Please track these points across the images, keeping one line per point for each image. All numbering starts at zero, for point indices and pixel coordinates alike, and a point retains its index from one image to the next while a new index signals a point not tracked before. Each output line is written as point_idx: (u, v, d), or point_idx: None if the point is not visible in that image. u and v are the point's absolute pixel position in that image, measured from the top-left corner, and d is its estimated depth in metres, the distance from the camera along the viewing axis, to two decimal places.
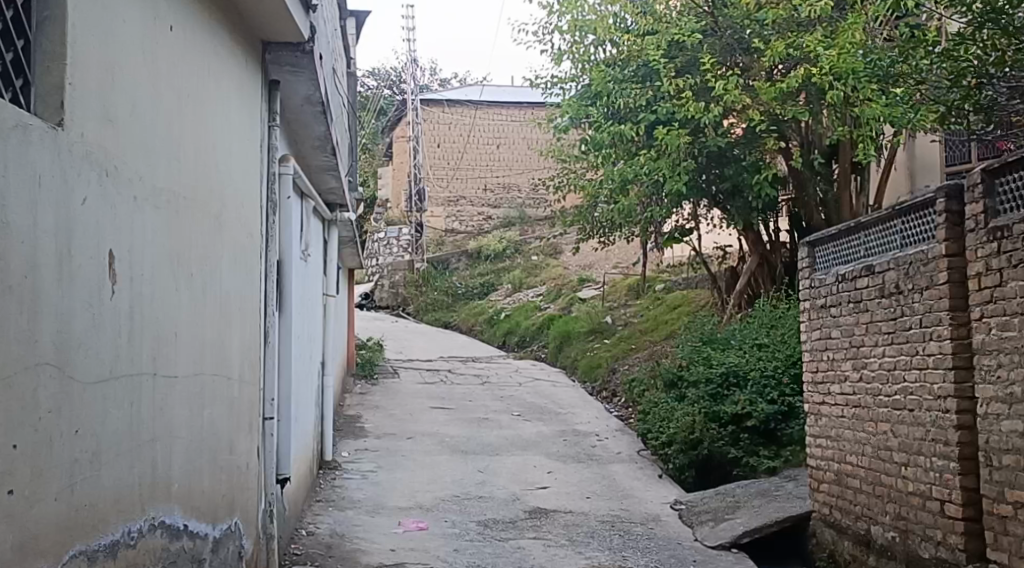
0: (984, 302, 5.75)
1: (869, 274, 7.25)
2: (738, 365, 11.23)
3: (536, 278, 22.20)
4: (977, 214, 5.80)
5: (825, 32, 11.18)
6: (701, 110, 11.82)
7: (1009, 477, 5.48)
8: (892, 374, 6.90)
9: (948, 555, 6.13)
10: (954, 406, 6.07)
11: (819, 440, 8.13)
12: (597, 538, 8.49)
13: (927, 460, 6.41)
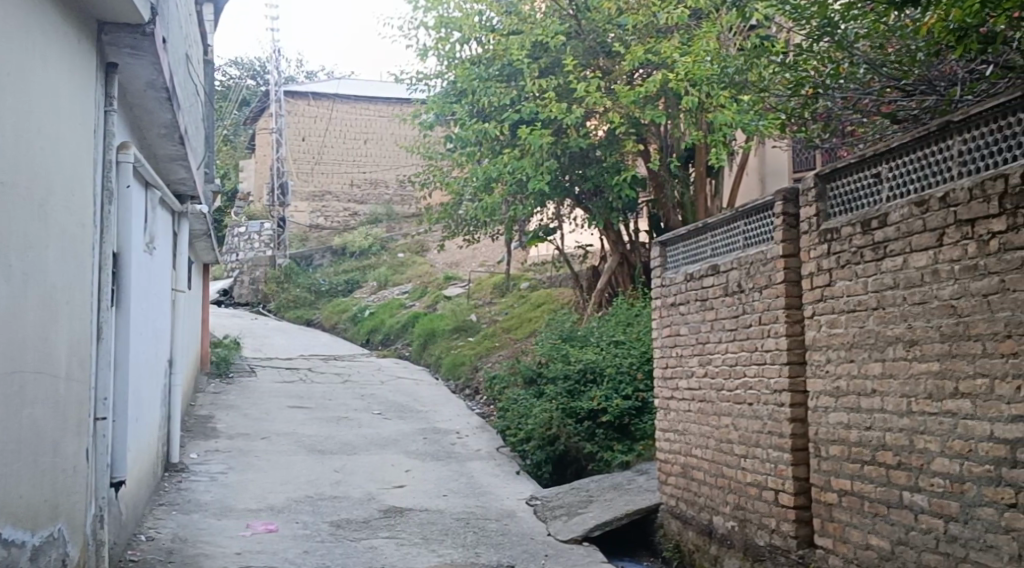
0: (816, 300, 6.01)
1: (715, 274, 7.50)
2: (596, 362, 11.53)
3: (402, 275, 22.07)
4: (810, 216, 6.07)
5: (682, 39, 11.51)
6: (564, 111, 12.00)
7: (835, 466, 5.76)
8: (734, 369, 7.17)
9: (781, 542, 6.40)
10: (788, 400, 6.36)
11: (667, 434, 8.38)
12: (451, 535, 8.50)
13: (764, 451, 6.69)
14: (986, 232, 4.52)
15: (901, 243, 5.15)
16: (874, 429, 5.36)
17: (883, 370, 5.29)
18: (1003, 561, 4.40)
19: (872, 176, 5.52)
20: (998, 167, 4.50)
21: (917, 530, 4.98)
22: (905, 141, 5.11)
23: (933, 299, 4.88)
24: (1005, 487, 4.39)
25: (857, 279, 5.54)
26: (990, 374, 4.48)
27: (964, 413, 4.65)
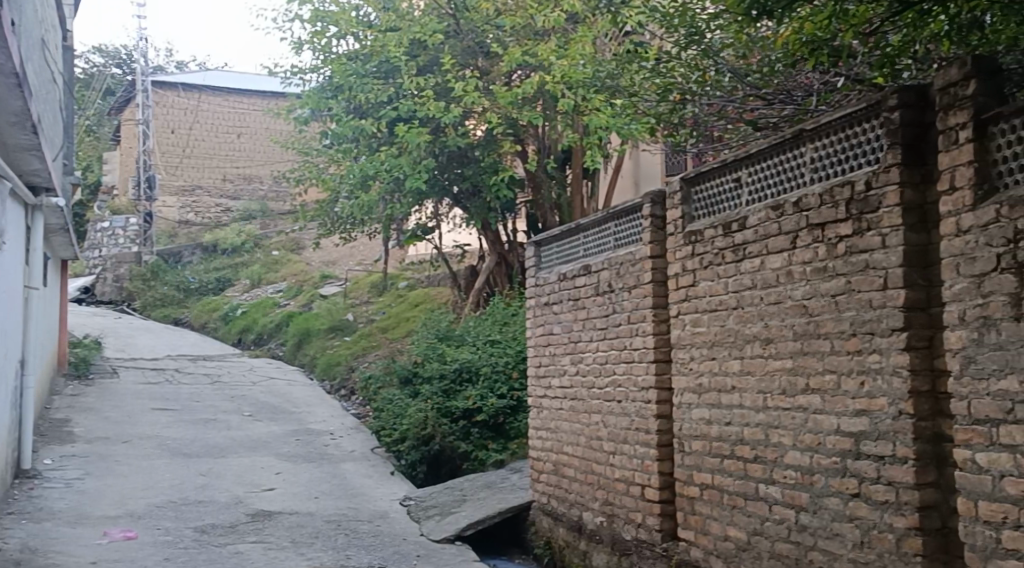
0: (680, 300, 6.17)
1: (586, 273, 7.62)
2: (472, 361, 11.59)
3: (276, 274, 21.59)
4: (676, 219, 6.23)
5: (559, 42, 11.63)
6: (441, 110, 11.98)
7: (698, 461, 5.93)
8: (604, 367, 7.30)
9: (647, 536, 6.55)
10: (654, 396, 6.52)
11: (540, 432, 8.46)
12: (321, 538, 8.35)
13: (631, 447, 6.83)
14: (834, 235, 4.72)
15: (758, 245, 5.33)
16: (733, 424, 5.55)
17: (741, 367, 5.48)
18: (848, 548, 4.61)
19: (733, 180, 5.71)
20: (846, 174, 4.72)
21: (771, 520, 5.17)
22: (764, 148, 5.31)
23: (787, 299, 5.07)
24: (849, 477, 4.60)
25: (718, 279, 5.72)
26: (837, 371, 4.69)
27: (814, 407, 4.86)
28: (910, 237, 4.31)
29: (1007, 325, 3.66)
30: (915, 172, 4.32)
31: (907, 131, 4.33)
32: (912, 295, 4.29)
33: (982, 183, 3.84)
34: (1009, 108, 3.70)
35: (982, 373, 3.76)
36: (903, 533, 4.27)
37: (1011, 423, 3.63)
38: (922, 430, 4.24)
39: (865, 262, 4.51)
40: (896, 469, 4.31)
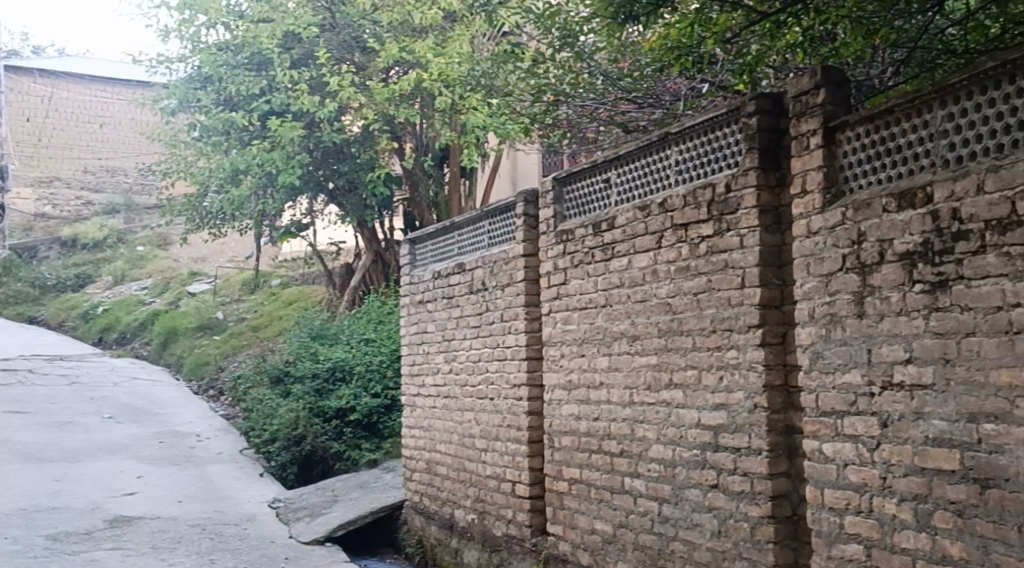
0: (551, 298, 6.24)
1: (459, 271, 7.62)
2: (345, 360, 11.46)
3: (140, 271, 20.80)
4: (548, 218, 6.31)
5: (436, 39, 11.57)
6: (316, 105, 11.79)
7: (567, 457, 6.03)
8: (477, 365, 7.33)
9: (517, 531, 6.61)
10: (526, 393, 6.59)
11: (413, 431, 8.43)
12: (184, 543, 8.10)
13: (502, 444, 6.89)
14: (696, 235, 4.88)
15: (625, 245, 5.45)
16: (601, 420, 5.67)
17: (609, 363, 5.60)
18: (706, 537, 4.76)
19: (603, 181, 5.83)
20: (708, 176, 4.89)
21: (635, 512, 5.31)
22: (631, 149, 5.44)
23: (652, 297, 5.21)
24: (709, 469, 4.76)
25: (588, 277, 5.82)
26: (698, 366, 4.85)
27: (676, 402, 5.01)
28: (766, 238, 4.49)
29: (851, 322, 3.86)
30: (770, 176, 4.51)
31: (763, 137, 4.52)
32: (767, 293, 4.48)
33: (830, 187, 4.03)
34: (855, 117, 3.91)
35: (829, 368, 3.96)
36: (757, 521, 4.45)
37: (854, 415, 3.83)
38: (775, 422, 4.43)
39: (724, 262, 4.68)
40: (751, 460, 4.48)
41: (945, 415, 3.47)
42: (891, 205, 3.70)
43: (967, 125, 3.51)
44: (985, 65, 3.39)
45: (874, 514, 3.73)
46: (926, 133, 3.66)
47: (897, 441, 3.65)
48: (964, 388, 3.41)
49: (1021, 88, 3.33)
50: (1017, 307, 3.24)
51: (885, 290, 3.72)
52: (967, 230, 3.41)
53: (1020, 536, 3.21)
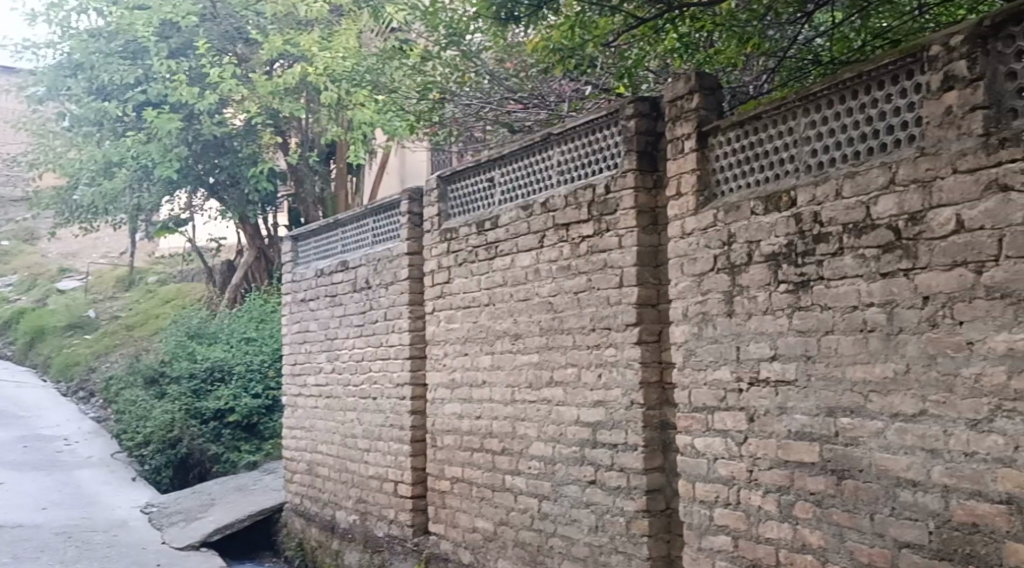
0: (435, 296, 6.23)
1: (343, 269, 7.53)
2: (225, 360, 11.18)
3: (5, 267, 19.77)
4: (432, 216, 6.30)
5: (323, 33, 11.37)
6: (196, 97, 11.45)
7: (449, 455, 6.03)
8: (360, 364, 7.25)
9: (398, 532, 6.58)
10: (409, 392, 6.56)
11: (294, 431, 8.29)
12: (48, 552, 7.74)
13: (385, 444, 6.83)
14: (577, 235, 4.95)
15: (508, 243, 5.49)
16: (483, 418, 5.69)
17: (491, 362, 5.63)
18: (584, 532, 4.84)
19: (487, 180, 5.85)
20: (588, 178, 4.97)
21: (516, 510, 5.35)
22: (515, 149, 5.49)
23: (534, 296, 5.26)
24: (587, 465, 4.84)
25: (472, 276, 5.82)
26: (578, 364, 4.92)
27: (557, 399, 5.07)
28: (643, 239, 4.59)
29: (722, 320, 3.99)
30: (648, 178, 4.61)
31: (641, 139, 4.62)
32: (644, 293, 4.59)
33: (703, 189, 4.16)
34: (726, 122, 4.05)
35: (701, 364, 4.08)
36: (633, 515, 4.54)
37: (723, 410, 3.97)
38: (650, 418, 4.53)
39: (603, 262, 4.76)
40: (628, 456, 4.58)
41: (807, 410, 3.61)
42: (759, 208, 3.84)
43: (828, 133, 3.66)
44: (843, 75, 3.54)
45: (741, 505, 3.87)
46: (792, 139, 3.80)
47: (763, 435, 3.79)
48: (823, 384, 3.56)
49: (876, 99, 3.48)
50: (871, 306, 3.38)
51: (752, 290, 3.86)
52: (827, 233, 3.55)
53: (871, 524, 3.36)
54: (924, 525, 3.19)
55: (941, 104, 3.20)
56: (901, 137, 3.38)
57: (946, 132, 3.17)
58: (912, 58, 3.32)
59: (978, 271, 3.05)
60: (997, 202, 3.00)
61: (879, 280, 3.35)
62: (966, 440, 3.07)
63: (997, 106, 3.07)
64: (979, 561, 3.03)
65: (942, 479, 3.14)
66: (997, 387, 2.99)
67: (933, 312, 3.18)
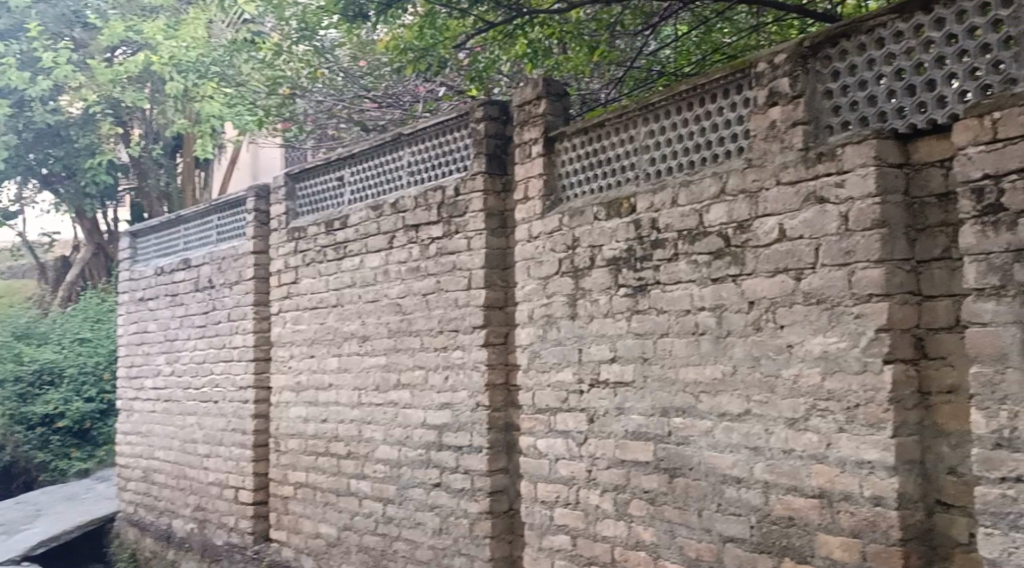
0: (281, 296, 6.08)
1: (184, 267, 7.25)
2: (54, 361, 10.49)
3: None
4: (279, 214, 6.15)
5: (169, 20, 10.91)
6: (27, 81, 10.77)
7: (293, 460, 5.90)
8: (201, 366, 7.00)
9: (239, 539, 6.39)
10: (252, 396, 6.38)
11: (130, 437, 7.92)
12: None
13: (226, 449, 6.62)
14: (427, 236, 4.93)
15: (357, 244, 5.42)
16: (329, 421, 5.59)
17: (338, 364, 5.54)
18: (428, 536, 4.84)
19: (337, 179, 5.77)
20: (438, 180, 4.97)
21: (360, 514, 5.29)
22: (365, 149, 5.44)
23: (382, 297, 5.21)
24: (432, 468, 4.83)
25: (319, 276, 5.72)
26: (425, 366, 4.91)
27: (403, 402, 5.04)
28: (492, 241, 4.63)
29: (565, 322, 4.07)
30: (497, 181, 4.65)
31: (490, 143, 4.65)
32: (492, 295, 4.62)
33: (550, 194, 4.26)
34: (571, 128, 4.15)
35: (545, 366, 4.16)
36: (476, 517, 4.56)
37: (566, 411, 4.05)
38: (496, 420, 4.57)
39: (451, 264, 4.77)
40: (472, 458, 4.60)
41: (643, 410, 3.73)
42: (601, 213, 3.94)
43: (665, 142, 3.79)
44: (680, 87, 3.67)
45: (580, 505, 3.96)
46: (632, 147, 3.92)
47: (602, 436, 3.89)
48: (658, 385, 3.68)
49: (709, 111, 3.62)
50: (702, 310, 3.52)
51: (594, 293, 3.95)
52: (663, 239, 3.68)
53: (700, 520, 3.50)
54: (747, 520, 3.33)
55: (766, 118, 3.36)
56: (731, 148, 3.53)
57: (771, 145, 3.34)
58: (742, 73, 3.48)
59: (797, 278, 3.20)
60: (814, 213, 3.16)
61: (711, 286, 3.49)
62: (785, 438, 3.22)
63: (816, 122, 3.25)
64: (795, 552, 3.18)
65: (763, 475, 3.29)
66: (812, 387, 3.15)
67: (758, 317, 3.33)
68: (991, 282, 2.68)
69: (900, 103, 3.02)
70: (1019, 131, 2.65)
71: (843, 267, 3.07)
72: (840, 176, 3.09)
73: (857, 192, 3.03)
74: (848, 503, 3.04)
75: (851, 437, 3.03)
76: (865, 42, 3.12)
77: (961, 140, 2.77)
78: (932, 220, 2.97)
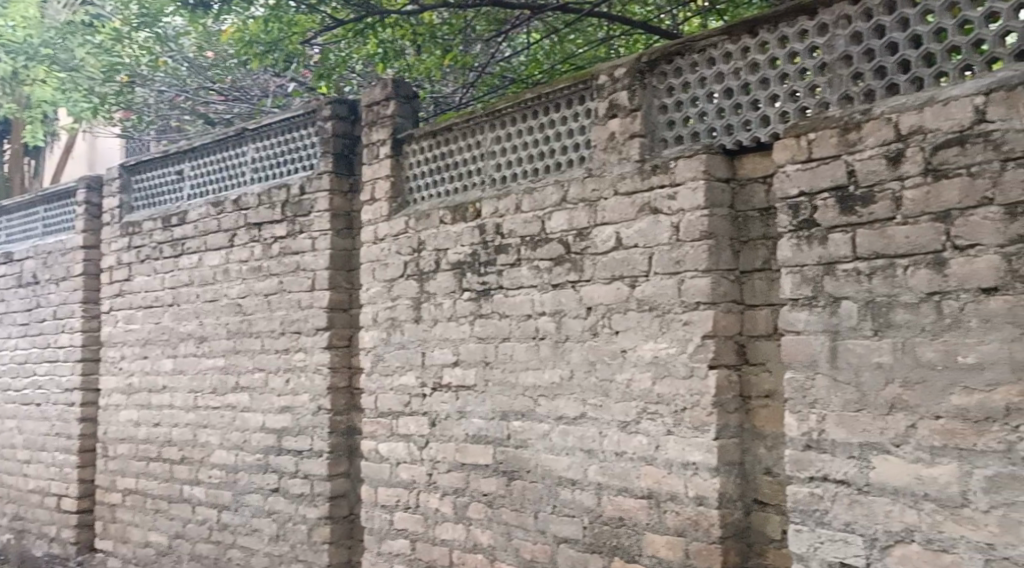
0: (113, 294, 5.80)
1: (6, 261, 6.80)
2: None
3: None
4: (112, 208, 5.87)
5: None
6: None
7: (122, 466, 5.64)
8: (23, 367, 6.59)
9: (60, 550, 6.04)
10: (78, 399, 6.04)
11: None
12: None
13: (49, 454, 6.25)
14: (269, 235, 4.81)
15: (195, 242, 5.23)
16: (162, 425, 5.38)
17: (173, 366, 5.33)
18: (264, 543, 4.72)
19: (177, 173, 5.56)
20: (283, 178, 4.87)
21: (193, 522, 5.11)
22: (207, 143, 5.27)
23: (221, 297, 5.05)
24: (270, 473, 4.72)
25: (154, 274, 5.48)
26: (265, 369, 4.79)
27: (241, 405, 4.90)
28: (337, 242, 4.56)
29: (409, 325, 4.06)
30: (343, 182, 4.60)
31: (337, 142, 4.59)
32: (336, 297, 4.55)
33: (396, 196, 4.25)
34: (420, 131, 4.16)
35: (388, 370, 4.14)
36: (314, 522, 4.48)
37: (408, 415, 4.05)
38: (337, 424, 4.50)
39: (294, 264, 4.67)
40: (312, 462, 4.52)
41: (483, 414, 3.76)
42: (447, 217, 3.95)
43: (511, 149, 3.84)
44: (526, 96, 3.73)
45: (419, 509, 3.96)
46: (479, 152, 3.96)
47: (443, 439, 3.90)
48: (498, 389, 3.72)
49: (553, 120, 3.70)
50: (542, 315, 3.58)
51: (438, 297, 3.95)
52: (507, 244, 3.72)
53: (536, 521, 3.55)
54: (579, 521, 3.41)
55: (605, 130, 3.46)
56: (573, 157, 3.61)
57: (609, 156, 3.44)
58: (584, 84, 3.57)
59: (632, 285, 3.30)
60: (648, 223, 3.27)
61: (551, 291, 3.55)
62: (617, 440, 3.31)
63: (651, 135, 3.37)
64: (623, 552, 3.28)
65: (597, 478, 3.37)
66: (643, 391, 3.25)
67: (595, 322, 3.41)
68: (805, 293, 2.85)
69: (728, 121, 3.16)
70: (831, 151, 2.82)
71: (674, 276, 3.18)
72: (672, 189, 3.21)
73: (687, 204, 3.15)
74: (673, 503, 3.15)
75: (678, 440, 3.14)
76: (698, 61, 3.26)
77: (781, 157, 2.93)
78: (755, 233, 3.13)
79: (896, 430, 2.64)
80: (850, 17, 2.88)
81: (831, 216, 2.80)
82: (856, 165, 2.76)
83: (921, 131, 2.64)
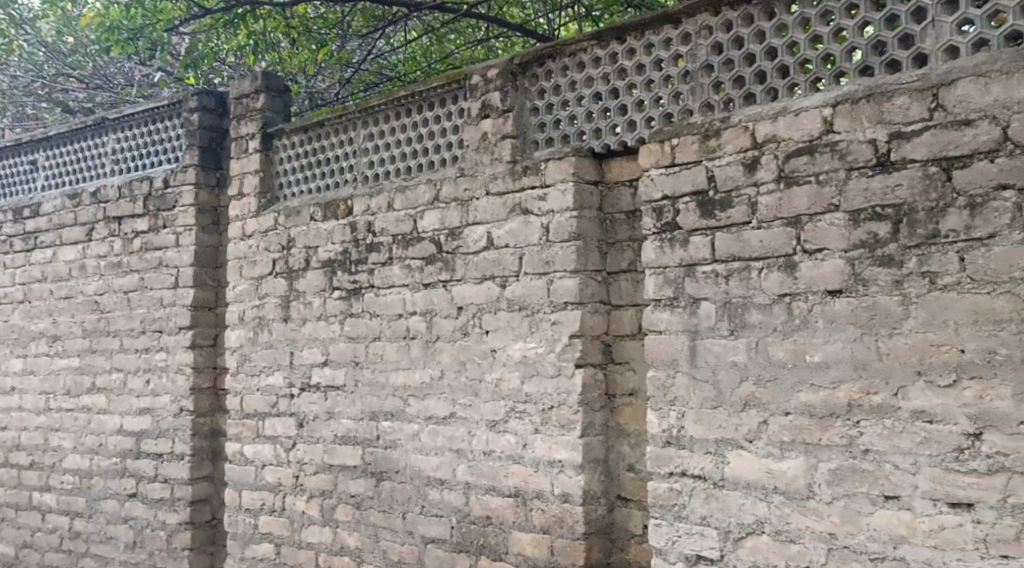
0: None
1: None
2: None
3: None
4: None
5: None
6: None
7: None
8: None
9: None
10: None
11: None
12: None
13: None
14: (131, 230, 4.63)
15: (50, 235, 4.97)
16: (9, 430, 5.09)
17: (23, 366, 5.05)
18: (119, 551, 4.53)
19: (29, 163, 5.28)
20: (146, 171, 4.69)
21: (42, 530, 4.86)
22: (63, 132, 5.02)
23: (77, 295, 4.81)
24: (128, 477, 4.53)
25: (4, 270, 5.18)
26: (124, 369, 4.59)
27: (97, 407, 4.69)
28: (202, 238, 4.43)
29: (277, 324, 3.97)
30: (210, 176, 4.47)
31: (203, 135, 4.46)
32: (201, 295, 4.41)
33: (265, 192, 4.16)
34: (291, 126, 4.08)
35: (254, 370, 4.04)
36: (174, 528, 4.33)
37: (274, 416, 3.96)
38: (200, 427, 4.37)
39: (157, 260, 4.51)
40: (172, 466, 4.36)
41: (352, 414, 3.72)
42: (317, 215, 3.88)
43: (383, 147, 3.81)
44: (399, 93, 3.71)
45: (285, 512, 3.88)
46: (351, 149, 3.92)
47: (310, 441, 3.84)
48: (368, 389, 3.68)
49: (426, 118, 3.69)
50: (413, 315, 3.56)
51: (307, 296, 3.89)
52: (378, 242, 3.69)
53: (403, 522, 3.54)
54: (447, 521, 3.41)
55: (477, 130, 3.47)
56: (445, 156, 3.61)
57: (481, 156, 3.45)
58: (457, 84, 3.57)
59: (502, 285, 3.33)
60: (519, 224, 3.30)
61: (422, 291, 3.54)
62: (486, 440, 3.33)
63: (523, 137, 3.40)
64: (490, 551, 3.30)
65: (465, 477, 3.38)
66: (512, 391, 3.28)
67: (465, 322, 3.42)
68: (667, 294, 2.93)
69: (597, 125, 3.22)
70: (692, 156, 2.91)
71: (543, 276, 3.22)
72: (542, 190, 3.25)
73: (557, 206, 3.20)
74: (540, 501, 3.19)
75: (545, 439, 3.18)
76: (568, 65, 3.31)
77: (646, 162, 3.01)
78: (621, 235, 3.20)
79: (749, 427, 2.74)
80: (711, 28, 2.98)
81: (692, 220, 2.89)
82: (715, 170, 2.86)
83: (774, 140, 2.75)
